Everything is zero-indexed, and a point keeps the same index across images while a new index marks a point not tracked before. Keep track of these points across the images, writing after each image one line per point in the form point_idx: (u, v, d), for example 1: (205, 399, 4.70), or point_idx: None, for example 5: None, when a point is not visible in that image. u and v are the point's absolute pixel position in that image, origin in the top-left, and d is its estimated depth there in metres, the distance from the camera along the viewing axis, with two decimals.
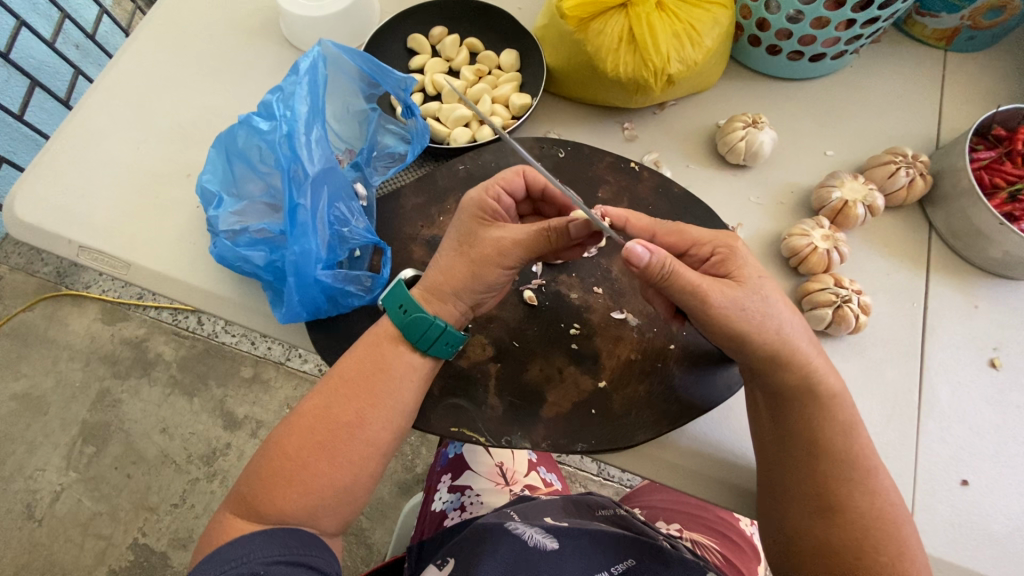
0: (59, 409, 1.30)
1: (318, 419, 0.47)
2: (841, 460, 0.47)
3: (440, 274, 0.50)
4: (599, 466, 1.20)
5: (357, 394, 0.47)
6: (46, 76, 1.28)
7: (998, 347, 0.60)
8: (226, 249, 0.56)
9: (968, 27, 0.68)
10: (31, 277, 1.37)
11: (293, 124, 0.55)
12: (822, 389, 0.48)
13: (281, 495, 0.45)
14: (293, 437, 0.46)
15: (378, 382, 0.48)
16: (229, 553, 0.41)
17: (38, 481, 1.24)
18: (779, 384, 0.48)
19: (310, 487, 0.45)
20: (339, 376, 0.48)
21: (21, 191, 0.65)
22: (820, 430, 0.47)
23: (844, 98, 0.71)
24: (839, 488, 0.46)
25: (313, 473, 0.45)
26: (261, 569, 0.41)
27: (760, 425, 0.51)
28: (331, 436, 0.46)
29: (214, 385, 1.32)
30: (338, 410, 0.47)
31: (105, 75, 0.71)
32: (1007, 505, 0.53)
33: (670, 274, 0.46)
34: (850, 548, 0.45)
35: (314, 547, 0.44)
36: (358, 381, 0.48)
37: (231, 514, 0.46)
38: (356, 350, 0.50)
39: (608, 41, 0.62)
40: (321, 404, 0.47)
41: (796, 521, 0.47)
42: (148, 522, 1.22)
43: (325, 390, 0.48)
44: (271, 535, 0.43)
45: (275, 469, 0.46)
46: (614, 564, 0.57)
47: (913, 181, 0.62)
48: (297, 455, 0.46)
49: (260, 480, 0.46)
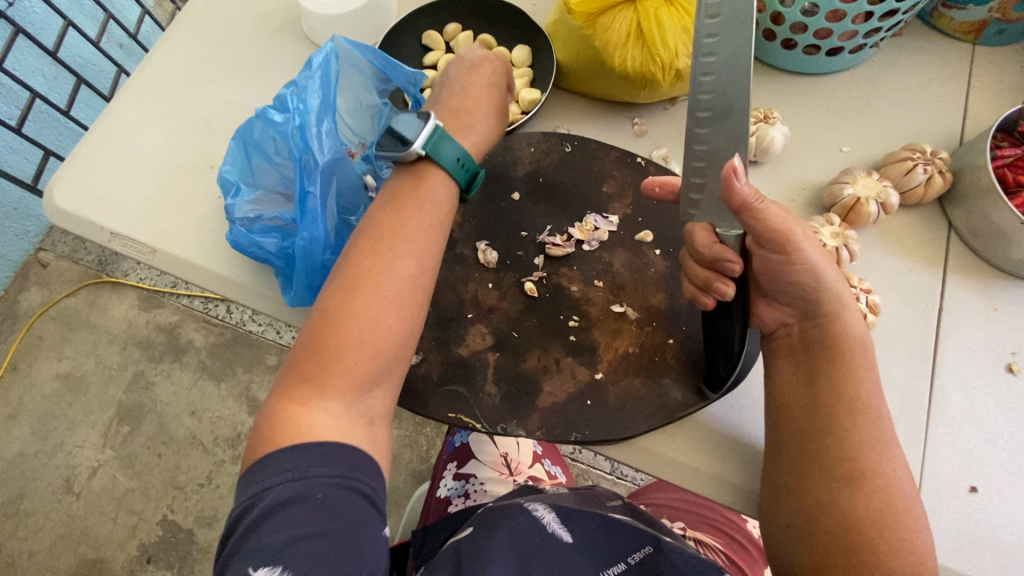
0: (97, 389, 1.37)
1: (375, 277, 0.46)
2: (873, 422, 0.48)
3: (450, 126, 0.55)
4: (612, 464, 1.20)
5: (412, 245, 0.48)
6: (91, 75, 1.36)
7: (1016, 352, 0.57)
8: (241, 235, 0.59)
9: (997, 19, 0.66)
10: (75, 264, 1.45)
11: (306, 117, 0.57)
12: (864, 347, 0.50)
13: (355, 354, 0.45)
14: (355, 298, 0.46)
15: (428, 231, 0.50)
16: (288, 462, 0.41)
17: (78, 457, 1.32)
18: (823, 336, 0.50)
19: (379, 343, 0.45)
20: (389, 233, 0.48)
21: (60, 181, 0.69)
22: (861, 388, 0.49)
23: (863, 92, 0.69)
24: (867, 455, 0.47)
25: (383, 326, 0.46)
26: (319, 490, 0.40)
27: (792, 389, 0.51)
28: (394, 290, 0.47)
29: (240, 371, 1.37)
30: (397, 264, 0.47)
31: (139, 73, 0.75)
32: (1017, 514, 0.51)
33: (763, 207, 0.47)
34: (874, 521, 0.46)
35: (367, 472, 0.43)
36: (410, 233, 0.49)
37: (288, 401, 0.44)
38: (390, 203, 0.50)
39: (616, 36, 0.62)
40: (375, 262, 0.47)
41: (821, 492, 0.47)
42: (177, 500, 1.29)
43: (376, 249, 0.48)
44: (331, 449, 0.42)
45: (340, 335, 0.45)
46: (631, 554, 0.57)
47: (931, 179, 0.61)
48: (365, 313, 0.45)
49: (325, 346, 0.45)
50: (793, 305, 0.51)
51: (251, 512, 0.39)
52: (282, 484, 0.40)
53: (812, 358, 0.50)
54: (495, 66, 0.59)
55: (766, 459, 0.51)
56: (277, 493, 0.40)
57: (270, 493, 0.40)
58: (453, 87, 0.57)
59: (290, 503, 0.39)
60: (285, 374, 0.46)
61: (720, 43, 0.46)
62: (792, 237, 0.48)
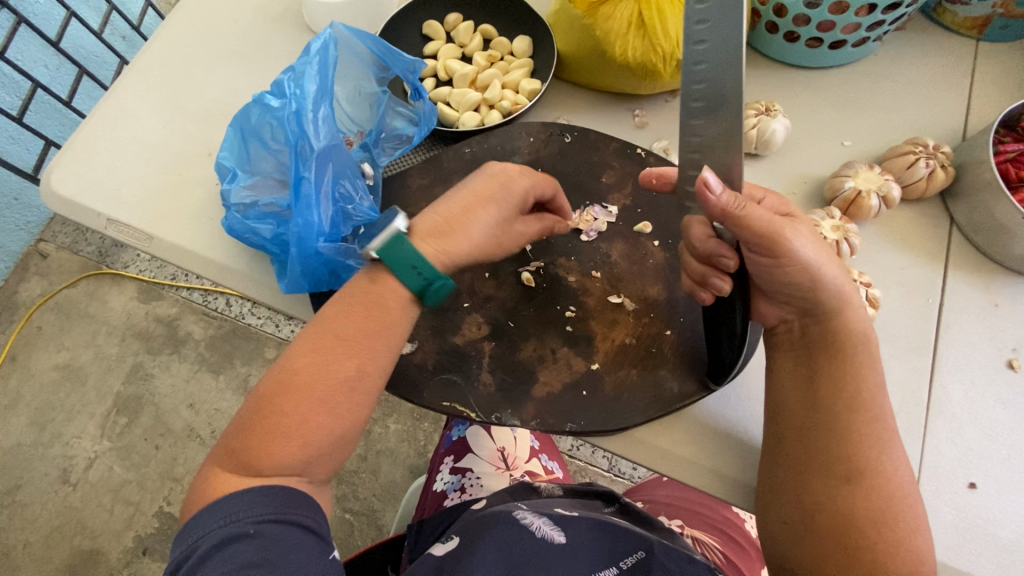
0: (95, 380, 1.37)
1: (314, 374, 0.46)
2: (873, 420, 0.47)
3: (447, 234, 0.49)
4: (609, 462, 1.20)
5: (358, 348, 0.47)
6: (94, 65, 1.36)
7: (1017, 348, 0.57)
8: (237, 222, 0.58)
9: (1001, 15, 0.66)
10: (75, 256, 1.45)
11: (302, 102, 0.56)
12: (868, 345, 0.49)
13: (278, 449, 0.44)
14: (288, 392, 0.45)
15: (377, 335, 0.47)
16: (221, 509, 0.42)
17: (75, 448, 1.32)
18: (824, 333, 0.49)
19: (309, 440, 0.45)
20: (336, 330, 0.47)
21: (57, 166, 0.69)
22: (861, 385, 0.48)
23: (866, 87, 0.68)
24: (865, 454, 0.47)
25: (312, 426, 0.45)
26: (251, 528, 0.41)
27: (793, 386, 0.50)
28: (330, 389, 0.46)
29: (239, 364, 1.37)
30: (338, 364, 0.46)
31: (138, 59, 0.74)
32: (1017, 511, 0.51)
33: (745, 211, 0.47)
34: (872, 519, 0.46)
35: (304, 505, 0.44)
36: (357, 335, 0.47)
37: (218, 469, 0.45)
38: (349, 298, 0.48)
39: (617, 25, 0.61)
40: (316, 359, 0.46)
41: (819, 491, 0.47)
42: (173, 492, 1.28)
43: (320, 345, 0.47)
44: (261, 491, 0.42)
45: (271, 424, 0.45)
46: (624, 559, 0.59)
47: (933, 172, 0.60)
48: (296, 410, 0.45)
49: (254, 435, 0.45)
50: (793, 303, 0.50)
51: (186, 562, 0.40)
52: (215, 529, 0.41)
53: (812, 355, 0.50)
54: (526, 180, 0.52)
55: (763, 455, 0.51)
56: (211, 537, 0.41)
57: (204, 540, 0.41)
58: (462, 193, 0.51)
59: (226, 544, 0.40)
60: (221, 445, 0.47)
61: (710, 28, 0.42)
62: (781, 238, 0.47)
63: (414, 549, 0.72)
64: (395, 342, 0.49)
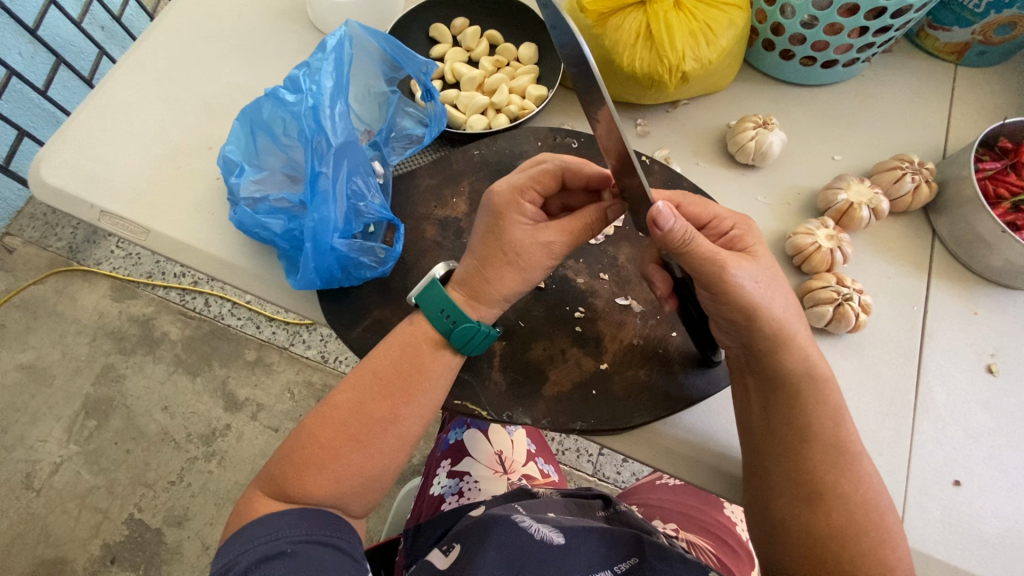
0: (63, 381, 1.31)
1: (351, 411, 0.48)
2: (826, 448, 0.48)
3: (486, 284, 0.50)
4: (595, 466, 1.21)
5: (392, 392, 0.49)
6: (71, 55, 1.30)
7: (995, 354, 0.60)
8: (246, 217, 0.58)
9: (978, 42, 0.70)
10: (44, 251, 1.39)
11: (319, 98, 0.57)
12: (811, 383, 0.49)
13: (312, 481, 0.46)
14: (325, 427, 0.48)
15: (413, 382, 0.49)
16: (263, 527, 0.44)
17: (39, 452, 1.26)
18: (777, 371, 0.49)
19: (339, 474, 0.47)
20: (374, 372, 0.49)
21: (47, 156, 0.66)
22: (810, 416, 0.48)
23: (855, 105, 0.72)
24: (824, 478, 0.47)
25: (344, 462, 0.47)
26: (288, 547, 0.43)
27: (748, 413, 0.51)
28: (362, 428, 0.48)
29: (217, 366, 1.33)
30: (373, 406, 0.48)
31: (135, 49, 0.73)
32: (998, 507, 0.54)
33: (689, 243, 0.45)
34: (833, 535, 0.47)
35: (339, 529, 0.46)
36: (393, 378, 0.49)
37: (259, 491, 0.48)
38: (393, 345, 0.50)
39: (625, 37, 0.63)
40: (354, 398, 0.48)
41: (783, 511, 0.48)
42: (145, 498, 1.24)
43: (360, 384, 0.49)
44: (300, 513, 0.45)
45: (306, 456, 0.47)
46: (617, 563, 0.58)
47: (918, 188, 0.64)
48: (330, 445, 0.47)
49: (291, 463, 0.47)
50: (735, 336, 0.50)
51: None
52: (256, 546, 0.43)
53: (762, 386, 0.50)
54: (515, 202, 0.51)
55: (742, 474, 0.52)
56: (252, 554, 0.43)
57: (246, 555, 0.43)
58: (479, 238, 0.51)
59: (266, 561, 0.43)
60: (265, 466, 0.50)
61: None
62: (727, 273, 0.46)
63: (409, 557, 0.71)
64: (439, 392, 0.50)
